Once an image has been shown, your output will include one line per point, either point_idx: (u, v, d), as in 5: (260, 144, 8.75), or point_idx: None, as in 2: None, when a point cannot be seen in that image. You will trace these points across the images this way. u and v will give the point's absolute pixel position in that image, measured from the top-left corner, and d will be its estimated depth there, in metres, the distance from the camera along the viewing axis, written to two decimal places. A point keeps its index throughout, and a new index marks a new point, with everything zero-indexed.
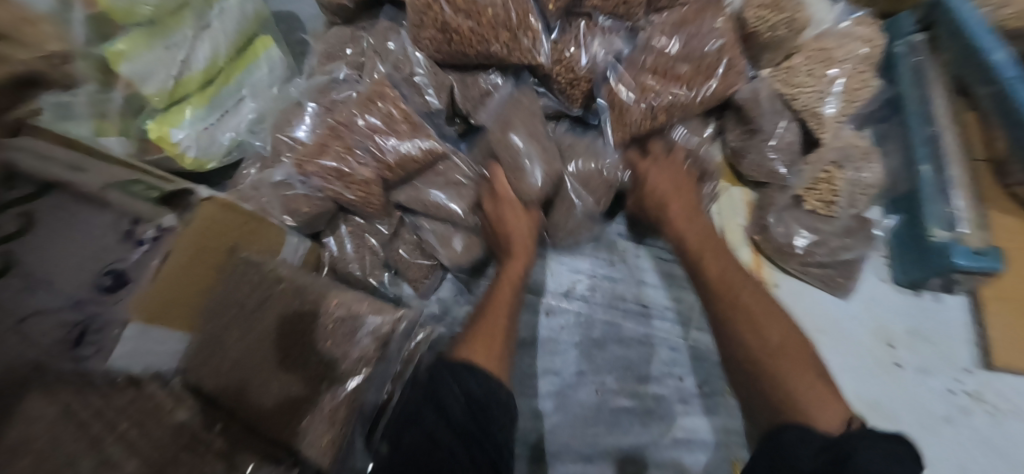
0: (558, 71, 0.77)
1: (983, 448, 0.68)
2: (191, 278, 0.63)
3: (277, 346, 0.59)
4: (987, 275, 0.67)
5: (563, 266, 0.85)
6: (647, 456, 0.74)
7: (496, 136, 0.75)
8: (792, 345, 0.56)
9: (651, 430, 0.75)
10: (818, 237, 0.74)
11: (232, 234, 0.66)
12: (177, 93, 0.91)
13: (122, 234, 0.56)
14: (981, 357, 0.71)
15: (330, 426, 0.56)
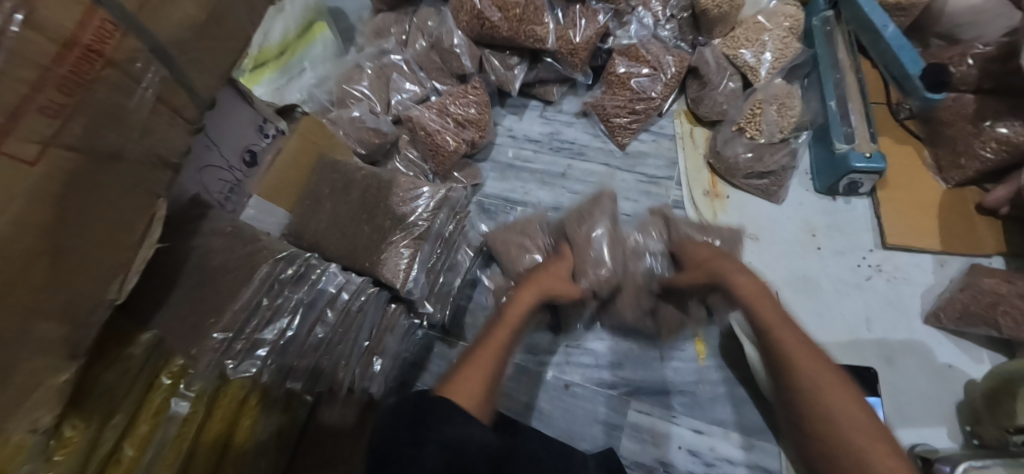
0: (560, 43, 1.05)
1: (884, 305, 0.91)
2: (298, 166, 0.87)
3: (360, 212, 0.82)
4: (877, 173, 0.91)
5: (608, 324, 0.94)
6: None
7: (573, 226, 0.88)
8: (804, 360, 0.60)
9: None
10: (755, 156, 0.99)
11: (324, 140, 0.91)
12: (259, 59, 1.17)
13: (258, 126, 0.80)
14: (880, 241, 0.95)
15: (396, 259, 0.77)
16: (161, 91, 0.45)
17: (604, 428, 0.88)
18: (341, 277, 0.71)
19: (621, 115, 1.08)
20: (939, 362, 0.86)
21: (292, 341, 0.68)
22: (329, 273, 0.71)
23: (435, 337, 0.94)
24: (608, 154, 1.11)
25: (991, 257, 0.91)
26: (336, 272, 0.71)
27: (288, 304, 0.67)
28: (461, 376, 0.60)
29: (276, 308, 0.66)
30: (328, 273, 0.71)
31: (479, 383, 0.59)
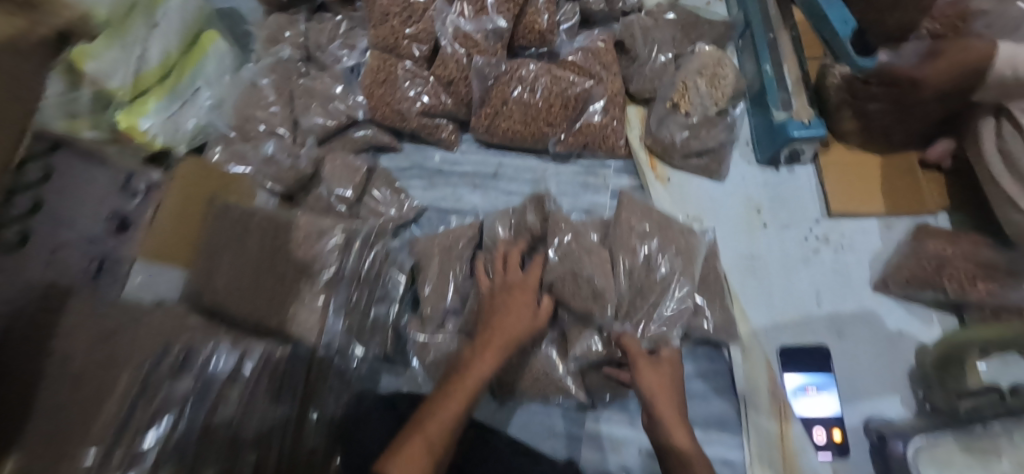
0: (505, 76, 0.96)
1: (831, 276, 0.87)
2: (188, 219, 0.78)
3: (258, 263, 0.73)
4: (816, 140, 0.86)
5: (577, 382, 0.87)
6: None
7: None
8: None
9: None
10: (690, 133, 0.92)
11: (213, 184, 0.81)
12: (140, 88, 1.02)
13: (121, 184, 0.70)
14: (825, 208, 0.90)
15: (309, 314, 0.70)
16: None
17: (562, 440, 0.86)
18: (233, 364, 0.61)
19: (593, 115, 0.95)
20: (889, 329, 0.83)
21: (183, 438, 0.56)
22: (218, 353, 0.60)
23: (382, 368, 0.94)
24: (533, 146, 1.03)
25: (936, 213, 0.87)
26: (228, 356, 0.60)
27: (178, 397, 0.57)
28: (401, 453, 0.60)
29: (159, 407, 0.55)
30: (216, 356, 0.60)
31: (424, 445, 0.61)
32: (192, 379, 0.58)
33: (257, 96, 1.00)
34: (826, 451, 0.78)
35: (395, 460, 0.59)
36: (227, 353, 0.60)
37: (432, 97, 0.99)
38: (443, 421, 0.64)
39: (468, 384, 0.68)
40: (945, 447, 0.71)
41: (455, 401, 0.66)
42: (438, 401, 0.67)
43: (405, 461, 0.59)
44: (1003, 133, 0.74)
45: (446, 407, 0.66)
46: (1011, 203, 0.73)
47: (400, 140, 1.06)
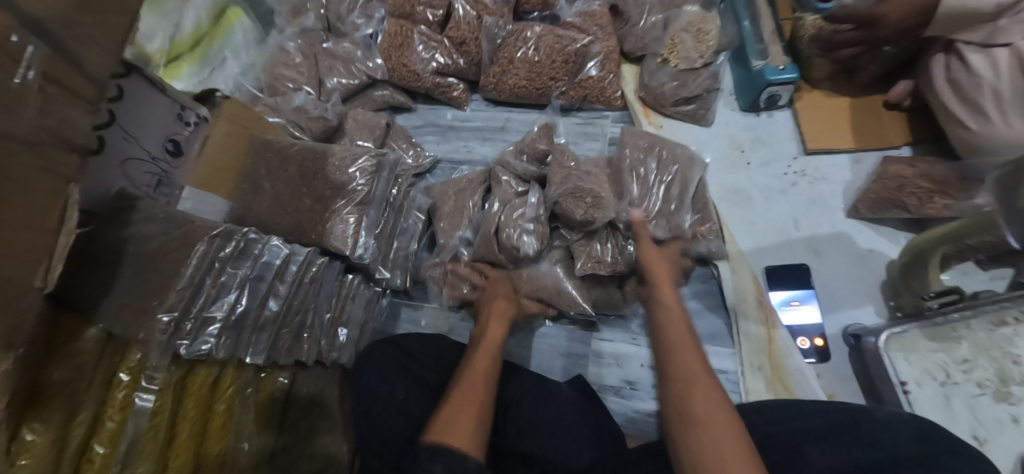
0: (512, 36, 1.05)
1: (809, 204, 0.97)
2: (231, 152, 0.86)
3: (297, 186, 0.81)
4: (790, 83, 0.97)
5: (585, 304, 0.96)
6: None
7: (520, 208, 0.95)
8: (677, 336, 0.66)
9: None
10: (679, 82, 1.02)
11: (253, 124, 0.90)
12: (174, 53, 1.09)
13: (176, 113, 0.78)
14: (802, 147, 1.01)
15: (342, 227, 0.78)
16: (44, 68, 0.43)
17: (571, 359, 0.94)
18: (288, 249, 0.70)
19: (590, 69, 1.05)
20: (861, 248, 0.93)
21: (242, 315, 0.64)
22: (272, 246, 0.68)
23: (401, 302, 1.02)
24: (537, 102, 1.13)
25: (900, 148, 0.97)
26: (281, 244, 0.69)
27: (234, 279, 0.64)
28: (449, 419, 0.65)
29: (221, 284, 0.62)
30: (271, 246, 0.68)
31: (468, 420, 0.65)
32: (252, 262, 0.66)
33: (286, 58, 1.09)
34: (809, 356, 0.87)
35: (440, 431, 0.63)
36: (280, 243, 0.69)
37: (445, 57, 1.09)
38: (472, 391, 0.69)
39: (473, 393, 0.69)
40: (912, 336, 0.79)
41: (474, 391, 0.69)
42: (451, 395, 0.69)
43: (450, 432, 0.63)
44: (949, 65, 0.84)
45: (472, 388, 0.69)
46: (960, 125, 0.83)
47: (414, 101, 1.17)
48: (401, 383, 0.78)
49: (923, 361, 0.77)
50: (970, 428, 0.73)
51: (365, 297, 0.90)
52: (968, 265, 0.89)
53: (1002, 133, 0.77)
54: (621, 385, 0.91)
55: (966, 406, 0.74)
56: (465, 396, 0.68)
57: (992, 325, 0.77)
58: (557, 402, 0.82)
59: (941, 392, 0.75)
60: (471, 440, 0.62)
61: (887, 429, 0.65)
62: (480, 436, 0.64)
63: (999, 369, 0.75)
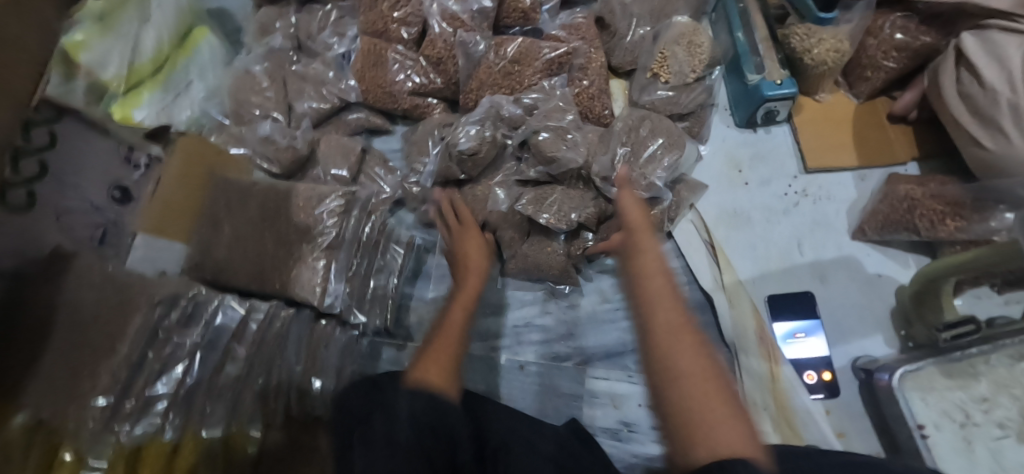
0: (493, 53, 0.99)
1: (811, 225, 0.91)
2: (188, 192, 0.78)
3: (260, 229, 0.74)
4: (789, 99, 0.91)
5: (579, 338, 0.91)
6: (590, 315, 0.92)
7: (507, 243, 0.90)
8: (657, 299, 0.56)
9: (591, 295, 0.94)
10: (672, 97, 0.97)
11: (212, 159, 0.82)
12: (133, 79, 1.04)
13: (122, 156, 0.72)
14: (803, 164, 0.95)
15: (309, 274, 0.71)
16: None
17: (564, 400, 0.88)
18: (244, 309, 0.65)
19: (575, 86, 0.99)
20: (868, 273, 0.87)
21: (196, 385, 0.60)
22: (228, 306, 0.64)
23: (382, 342, 0.95)
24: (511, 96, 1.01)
25: (906, 164, 0.92)
26: (237, 305, 0.64)
27: (184, 347, 0.60)
28: (425, 364, 0.61)
29: (168, 354, 0.59)
30: (227, 307, 0.64)
31: (443, 366, 0.61)
32: (203, 327, 0.62)
33: (252, 82, 1.02)
34: (816, 392, 0.81)
35: (421, 369, 0.60)
36: (236, 304, 0.64)
37: (423, 78, 1.02)
38: (447, 344, 0.65)
39: (450, 336, 0.67)
40: (927, 374, 0.72)
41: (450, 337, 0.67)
42: (426, 352, 0.64)
43: (429, 367, 0.60)
44: (961, 78, 0.78)
45: (448, 345, 0.65)
46: (974, 143, 0.78)
47: (392, 123, 1.10)
48: None
49: (941, 401, 0.71)
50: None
51: (340, 342, 0.83)
52: (981, 289, 0.83)
53: (1020, 152, 0.71)
54: (618, 427, 0.85)
55: (989, 450, 0.69)
56: (442, 346, 0.65)
57: (1012, 360, 0.71)
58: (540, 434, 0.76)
59: (961, 435, 0.70)
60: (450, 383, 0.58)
61: None
62: (458, 384, 0.60)
63: (1022, 407, 0.70)
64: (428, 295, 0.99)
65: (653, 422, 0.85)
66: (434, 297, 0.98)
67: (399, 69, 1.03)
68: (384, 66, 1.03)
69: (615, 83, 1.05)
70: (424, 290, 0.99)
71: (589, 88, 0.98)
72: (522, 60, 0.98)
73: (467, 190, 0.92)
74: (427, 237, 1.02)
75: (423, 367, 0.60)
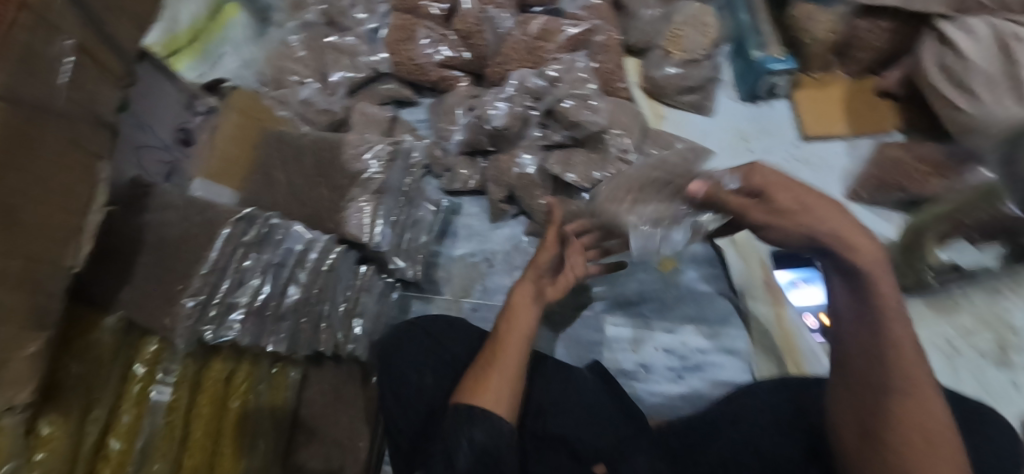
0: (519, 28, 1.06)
1: (810, 189, 1.00)
2: (244, 143, 0.84)
3: (312, 174, 0.79)
4: (789, 72, 1.00)
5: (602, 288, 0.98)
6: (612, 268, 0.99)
7: (533, 201, 0.97)
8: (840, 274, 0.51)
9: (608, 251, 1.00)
10: (683, 72, 1.05)
11: (265, 115, 0.88)
12: (173, 46, 1.04)
13: (185, 103, 0.76)
14: (801, 134, 1.04)
15: (358, 214, 0.76)
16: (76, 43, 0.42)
17: (585, 346, 0.94)
18: (309, 235, 0.68)
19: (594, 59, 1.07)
20: (862, 230, 0.96)
21: (266, 301, 0.63)
22: (295, 231, 0.66)
23: (411, 295, 1.01)
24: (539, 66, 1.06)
25: (893, 134, 1.02)
26: (304, 229, 0.67)
27: (257, 265, 0.62)
28: (478, 381, 0.67)
29: (246, 269, 0.61)
30: (294, 231, 0.66)
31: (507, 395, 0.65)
32: (275, 248, 0.64)
33: (291, 52, 1.09)
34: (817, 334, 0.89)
35: (470, 390, 0.66)
36: (303, 228, 0.67)
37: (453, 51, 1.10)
38: (515, 357, 0.69)
39: (514, 348, 0.71)
40: (917, 308, 0.82)
41: (517, 345, 0.70)
42: (490, 360, 0.70)
43: (479, 391, 0.65)
44: (940, 52, 0.88)
45: (514, 349, 0.70)
46: (952, 109, 0.87)
47: (419, 95, 1.17)
48: (429, 366, 0.76)
49: (930, 332, 0.80)
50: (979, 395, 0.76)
51: (378, 288, 0.89)
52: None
53: (992, 114, 0.81)
54: (637, 369, 0.92)
55: (973, 374, 0.77)
56: (505, 362, 0.68)
57: (988, 296, 0.82)
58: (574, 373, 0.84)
59: (948, 361, 0.78)
60: (501, 399, 0.65)
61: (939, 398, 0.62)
62: (512, 395, 0.66)
63: (998, 336, 0.79)
64: (455, 253, 1.05)
65: (668, 364, 0.92)
66: (461, 255, 1.05)
67: (429, 44, 1.10)
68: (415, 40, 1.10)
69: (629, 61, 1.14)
70: (451, 249, 1.05)
71: (607, 61, 1.06)
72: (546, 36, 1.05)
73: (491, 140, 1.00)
74: (453, 200, 1.08)
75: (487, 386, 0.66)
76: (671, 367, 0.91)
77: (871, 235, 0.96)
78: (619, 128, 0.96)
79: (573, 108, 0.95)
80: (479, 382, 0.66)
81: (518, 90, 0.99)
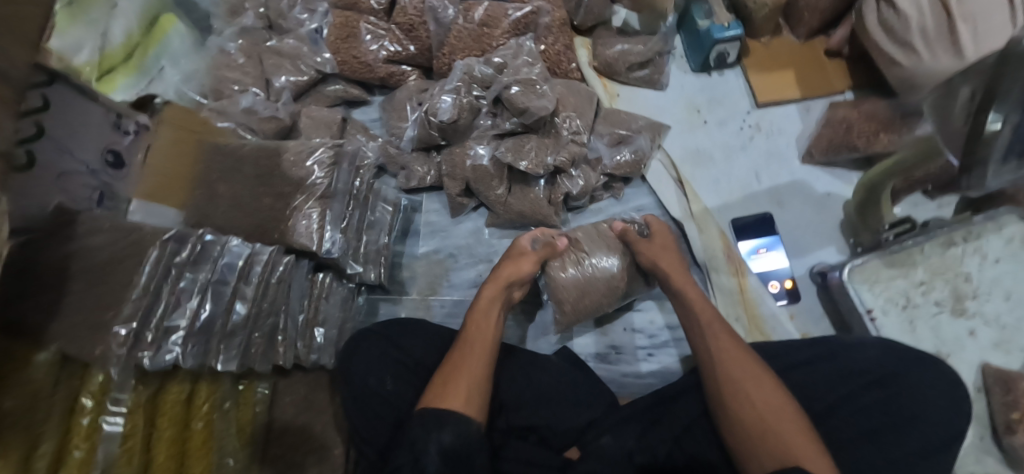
0: (462, 16, 1.03)
1: (766, 155, 1.00)
2: (181, 159, 0.80)
3: (253, 185, 0.77)
4: (737, 40, 0.99)
5: None
6: None
7: (490, 193, 0.96)
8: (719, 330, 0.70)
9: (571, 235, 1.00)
10: (630, 48, 1.04)
11: (201, 127, 0.85)
12: (105, 65, 1.01)
13: (113, 123, 0.74)
14: (754, 101, 1.04)
15: (304, 223, 0.74)
16: None
17: (555, 333, 0.94)
18: (251, 248, 0.66)
19: (542, 42, 1.05)
20: (819, 193, 0.96)
21: (209, 321, 0.62)
22: (233, 246, 0.65)
23: (377, 298, 1.00)
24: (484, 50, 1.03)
25: (844, 93, 1.02)
26: (242, 243, 0.65)
27: (194, 285, 0.61)
28: (444, 388, 0.66)
29: (181, 290, 0.60)
30: (232, 246, 0.65)
31: (466, 389, 0.66)
32: (212, 265, 0.63)
33: (229, 60, 1.05)
34: (780, 299, 0.90)
35: (435, 397, 0.65)
36: (241, 242, 0.65)
37: (398, 45, 1.07)
38: (479, 355, 0.70)
39: (481, 344, 0.72)
40: (873, 267, 0.82)
41: (477, 345, 0.72)
42: (455, 359, 0.70)
43: (443, 398, 0.65)
44: (880, 8, 0.87)
45: (476, 351, 0.71)
46: (894, 64, 0.87)
47: (369, 94, 1.15)
48: (390, 373, 0.76)
49: (886, 290, 0.81)
50: (935, 345, 0.78)
51: (339, 294, 0.87)
52: (916, 196, 0.93)
53: (934, 65, 0.81)
54: (607, 351, 0.92)
55: (928, 327, 0.78)
56: (466, 363, 0.69)
57: (943, 248, 0.81)
58: (546, 360, 0.84)
59: (904, 317, 0.79)
60: (464, 402, 0.65)
61: (861, 351, 0.66)
62: (476, 396, 0.66)
63: (954, 287, 0.80)
64: (418, 251, 1.03)
65: (638, 343, 0.92)
66: (425, 252, 1.03)
67: (372, 40, 1.07)
68: (358, 37, 1.07)
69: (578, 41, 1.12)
70: (414, 247, 1.04)
71: (555, 42, 1.04)
72: (491, 22, 1.02)
73: (441, 134, 0.98)
74: (412, 198, 1.06)
75: (449, 385, 0.66)
76: (641, 346, 0.91)
77: (828, 197, 0.96)
78: (569, 111, 0.96)
79: (521, 94, 0.92)
80: (438, 384, 0.67)
81: (463, 80, 0.96)
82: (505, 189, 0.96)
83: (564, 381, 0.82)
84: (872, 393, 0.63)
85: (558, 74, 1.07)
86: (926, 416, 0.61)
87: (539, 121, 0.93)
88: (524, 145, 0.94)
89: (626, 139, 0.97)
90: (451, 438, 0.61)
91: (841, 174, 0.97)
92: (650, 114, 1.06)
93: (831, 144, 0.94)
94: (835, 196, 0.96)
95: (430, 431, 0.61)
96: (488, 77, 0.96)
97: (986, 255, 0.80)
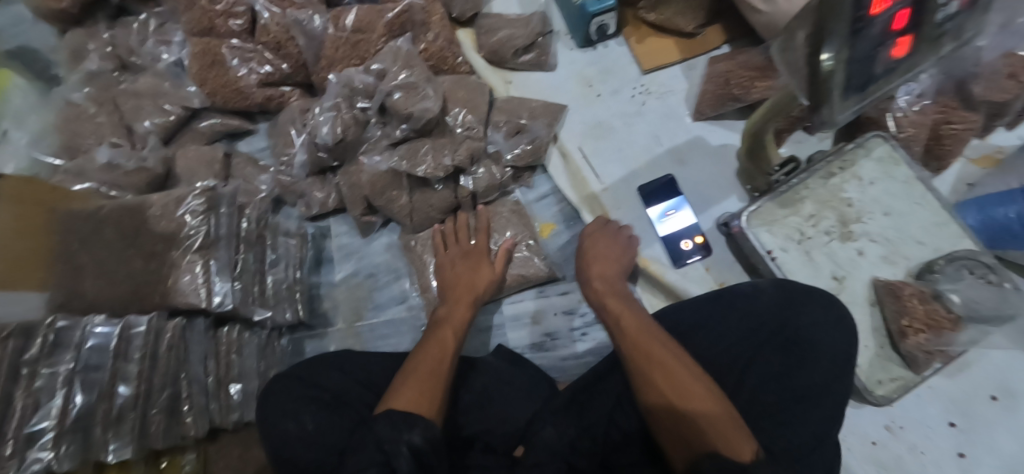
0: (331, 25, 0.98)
1: (660, 118, 1.02)
2: (33, 233, 0.72)
3: (119, 249, 0.70)
4: (612, 10, 1.00)
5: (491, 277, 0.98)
6: None
7: (397, 204, 0.92)
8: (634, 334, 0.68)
9: None
10: (513, 33, 1.02)
11: (48, 196, 0.77)
12: None
13: None
14: (640, 68, 1.05)
15: (188, 277, 0.68)
16: None
17: (489, 332, 0.93)
18: (118, 324, 0.63)
19: (423, 39, 1.01)
20: (714, 145, 1.00)
21: (84, 412, 0.59)
22: (96, 328, 0.63)
23: (302, 336, 0.94)
24: (362, 57, 0.98)
25: (722, 46, 1.05)
26: (106, 323, 0.63)
27: (54, 380, 0.58)
28: (405, 391, 0.61)
29: (39, 388, 0.57)
30: (95, 329, 0.62)
31: (423, 392, 0.61)
32: (74, 352, 0.61)
33: (78, 112, 0.95)
34: (694, 255, 0.93)
35: (397, 401, 0.59)
36: (105, 321, 0.63)
37: (270, 66, 1.00)
38: (435, 360, 0.67)
39: (434, 354, 0.69)
40: (767, 209, 0.86)
41: (433, 354, 0.68)
42: (408, 370, 0.66)
43: (406, 402, 0.59)
44: None
45: (428, 359, 0.67)
46: (756, 10, 0.91)
47: (252, 122, 1.07)
48: (311, 413, 0.67)
49: (783, 228, 0.85)
50: (831, 271, 0.83)
51: (255, 344, 0.79)
52: (800, 134, 0.99)
53: (788, 8, 0.85)
54: (542, 339, 0.92)
55: (823, 255, 0.84)
56: (425, 368, 0.65)
57: (825, 179, 0.86)
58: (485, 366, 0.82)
59: (802, 250, 0.84)
60: (420, 405, 0.59)
61: (751, 300, 0.72)
62: (435, 396, 0.61)
63: (840, 214, 0.85)
64: (336, 279, 0.99)
65: (570, 325, 0.92)
66: (343, 278, 0.99)
67: (240, 65, 1.00)
68: (223, 64, 0.99)
69: (461, 33, 1.10)
70: (331, 275, 0.99)
71: (435, 37, 1.01)
72: (364, 27, 0.97)
73: (331, 154, 0.94)
74: (318, 225, 1.01)
75: (407, 390, 0.61)
76: (573, 327, 0.92)
77: (723, 148, 1.00)
78: (459, 107, 0.94)
79: (403, 99, 0.88)
80: (397, 388, 0.62)
81: (342, 95, 0.91)
82: (409, 197, 0.93)
83: (504, 387, 0.80)
84: (765, 346, 0.68)
85: (445, 71, 1.04)
86: (815, 351, 0.66)
87: (430, 122, 0.90)
88: (420, 149, 0.90)
89: (523, 126, 0.96)
90: (419, 431, 0.54)
91: (730, 124, 1.01)
92: (545, 97, 1.05)
93: (716, 98, 0.97)
94: (729, 147, 0.99)
95: (397, 429, 0.54)
96: (370, 86, 0.92)
97: (863, 178, 0.86)
